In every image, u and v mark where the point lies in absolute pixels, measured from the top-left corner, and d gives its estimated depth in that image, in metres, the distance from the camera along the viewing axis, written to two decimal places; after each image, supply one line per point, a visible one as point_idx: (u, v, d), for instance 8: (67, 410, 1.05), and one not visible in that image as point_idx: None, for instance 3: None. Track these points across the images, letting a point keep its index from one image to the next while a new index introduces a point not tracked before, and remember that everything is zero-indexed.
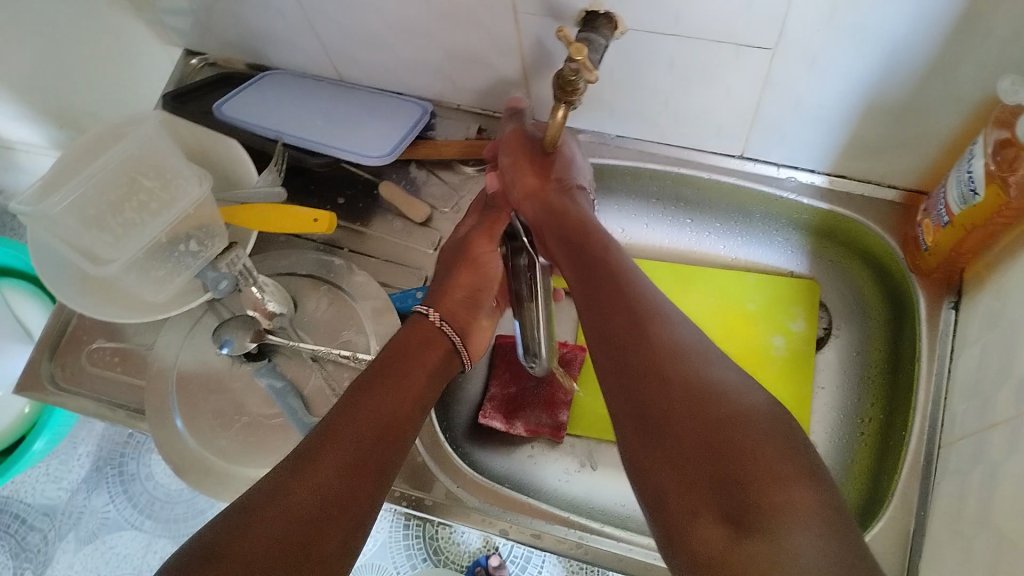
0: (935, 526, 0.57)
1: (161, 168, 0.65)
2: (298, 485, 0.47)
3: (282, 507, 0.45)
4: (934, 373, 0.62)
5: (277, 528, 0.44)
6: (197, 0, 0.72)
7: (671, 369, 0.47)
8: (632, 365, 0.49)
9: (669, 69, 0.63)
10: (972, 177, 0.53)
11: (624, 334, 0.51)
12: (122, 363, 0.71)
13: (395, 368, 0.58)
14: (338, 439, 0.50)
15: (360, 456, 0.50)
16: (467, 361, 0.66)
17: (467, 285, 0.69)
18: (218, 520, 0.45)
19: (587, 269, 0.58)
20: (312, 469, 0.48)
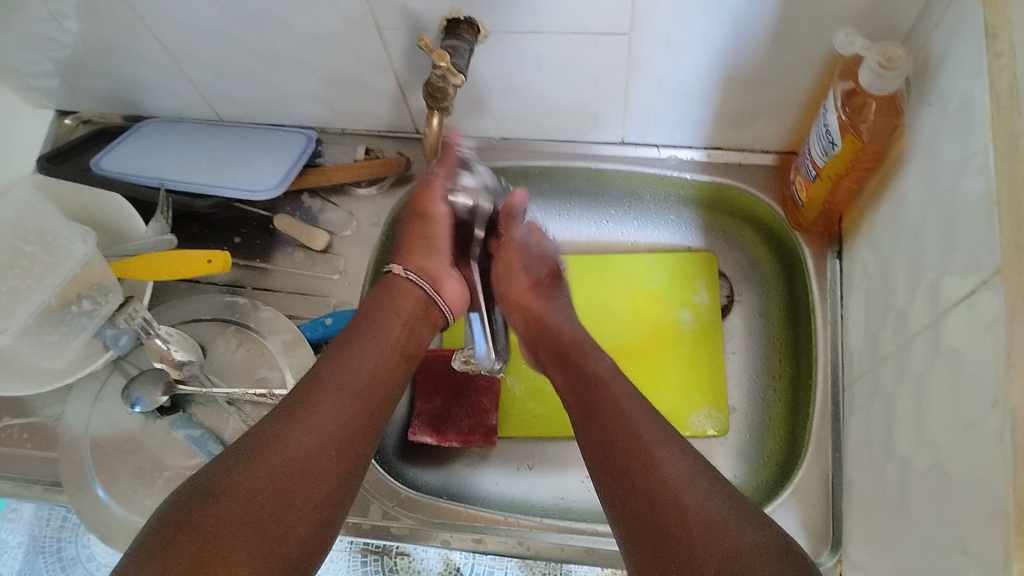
0: (852, 465, 0.62)
1: (41, 229, 0.62)
2: (296, 431, 0.51)
3: (274, 460, 0.49)
4: (829, 320, 0.68)
5: (268, 478, 0.48)
6: (62, 61, 0.72)
7: (673, 476, 0.49)
8: (630, 471, 0.51)
9: (538, 66, 0.65)
10: (828, 131, 0.59)
11: (624, 442, 0.52)
12: (32, 439, 0.70)
13: (372, 334, 0.62)
14: (326, 400, 0.54)
15: (346, 418, 0.55)
16: (445, 310, 0.69)
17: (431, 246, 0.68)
18: (221, 458, 0.50)
19: (575, 373, 0.61)
20: (300, 423, 0.52)
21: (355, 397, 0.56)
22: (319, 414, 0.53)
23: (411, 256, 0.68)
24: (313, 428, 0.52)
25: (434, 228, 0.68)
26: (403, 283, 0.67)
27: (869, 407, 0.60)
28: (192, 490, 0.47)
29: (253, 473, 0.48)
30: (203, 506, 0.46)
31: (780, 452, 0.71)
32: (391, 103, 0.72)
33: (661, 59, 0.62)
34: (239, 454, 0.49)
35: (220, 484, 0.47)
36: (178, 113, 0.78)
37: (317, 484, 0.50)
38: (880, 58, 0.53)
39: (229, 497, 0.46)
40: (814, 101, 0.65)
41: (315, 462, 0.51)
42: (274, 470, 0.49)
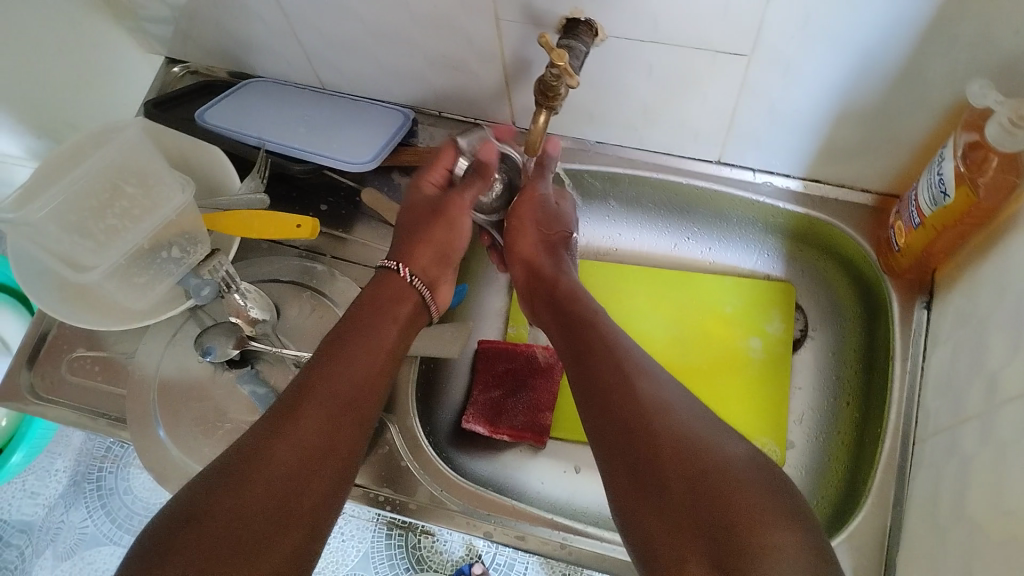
0: (911, 521, 0.61)
1: (144, 173, 0.63)
2: (280, 441, 0.49)
3: (260, 471, 0.47)
4: (908, 371, 0.66)
5: (257, 495, 0.46)
6: (180, 9, 0.74)
7: (643, 403, 0.50)
8: (610, 399, 0.52)
9: (650, 75, 0.64)
10: (942, 179, 0.57)
11: (629, 417, 0.49)
12: (103, 372, 0.71)
13: (361, 337, 0.58)
14: (313, 411, 0.52)
15: (331, 424, 0.52)
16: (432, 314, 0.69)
17: (438, 244, 0.70)
18: (200, 478, 0.47)
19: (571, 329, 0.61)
20: (283, 437, 0.49)
21: (341, 406, 0.53)
22: (302, 424, 0.51)
23: (416, 257, 0.68)
24: (296, 441, 0.49)
25: (450, 235, 0.71)
26: (403, 284, 0.65)
27: (941, 466, 0.59)
28: (175, 516, 0.44)
29: (236, 491, 0.45)
30: (183, 533, 0.42)
31: (837, 495, 0.69)
32: (493, 93, 0.72)
33: (775, 84, 0.61)
34: (220, 471, 0.47)
35: (204, 505, 0.44)
36: (282, 75, 0.79)
37: (302, 501, 0.47)
38: (1012, 114, 0.51)
39: (213, 522, 0.43)
40: (927, 147, 0.63)
41: (302, 469, 0.49)
42: (259, 489, 0.46)
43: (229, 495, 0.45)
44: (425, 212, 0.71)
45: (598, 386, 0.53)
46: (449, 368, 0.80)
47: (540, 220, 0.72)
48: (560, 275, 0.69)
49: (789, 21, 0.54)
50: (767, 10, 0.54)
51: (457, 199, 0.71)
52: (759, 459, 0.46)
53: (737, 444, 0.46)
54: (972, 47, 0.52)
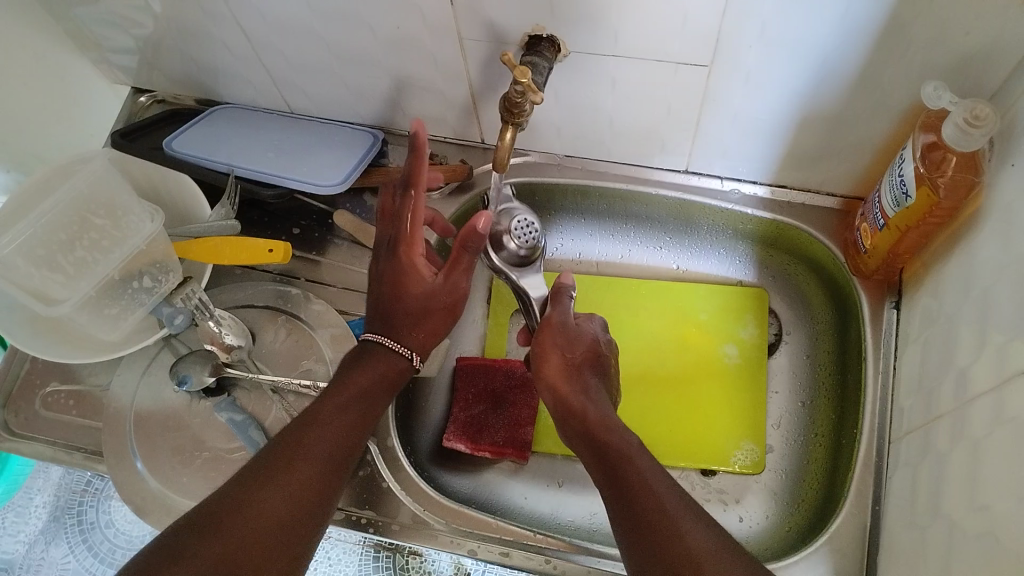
0: (890, 521, 0.61)
1: (112, 204, 0.63)
2: (259, 500, 0.47)
3: (232, 530, 0.45)
4: (881, 371, 0.67)
5: (227, 553, 0.44)
6: (144, 38, 0.74)
7: (693, 543, 0.45)
8: (650, 536, 0.47)
9: (614, 88, 0.65)
10: (904, 181, 0.58)
11: (650, 514, 0.48)
12: (78, 406, 0.71)
13: (346, 403, 0.57)
14: (291, 471, 0.50)
15: (311, 488, 0.51)
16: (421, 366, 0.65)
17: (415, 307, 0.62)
18: (175, 528, 0.46)
19: (598, 443, 0.55)
20: (264, 486, 0.49)
21: (321, 469, 0.52)
22: (284, 476, 0.50)
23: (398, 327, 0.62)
24: (275, 491, 0.49)
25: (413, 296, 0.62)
26: (388, 355, 0.62)
27: (917, 463, 0.59)
28: (150, 560, 0.43)
29: (208, 546, 0.44)
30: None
31: (818, 497, 0.70)
32: (460, 111, 0.73)
33: (738, 93, 0.62)
34: (195, 525, 0.45)
35: (180, 555, 0.43)
36: (250, 100, 0.79)
37: (275, 554, 0.46)
38: (966, 114, 0.52)
39: (184, 570, 0.42)
40: (889, 149, 0.64)
41: (275, 532, 0.47)
42: (236, 540, 0.45)
43: (199, 552, 0.44)
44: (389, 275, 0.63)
45: (637, 506, 0.49)
46: (427, 388, 0.80)
47: (561, 346, 0.63)
48: (588, 405, 0.58)
49: (747, 30, 0.55)
50: (724, 20, 0.55)
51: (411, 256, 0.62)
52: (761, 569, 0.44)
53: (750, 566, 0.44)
54: (924, 49, 0.53)
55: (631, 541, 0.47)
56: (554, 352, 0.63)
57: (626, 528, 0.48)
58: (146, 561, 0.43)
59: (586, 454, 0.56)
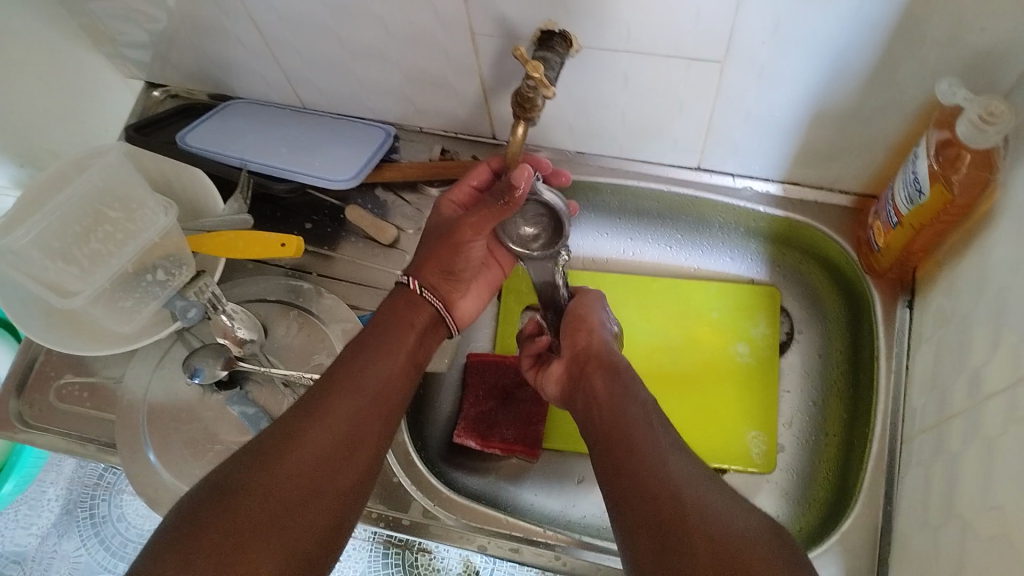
0: (902, 521, 0.61)
1: (126, 197, 0.63)
2: (312, 428, 0.51)
3: (290, 455, 0.49)
4: (894, 370, 0.67)
5: (289, 477, 0.48)
6: (158, 33, 0.74)
7: (684, 500, 0.47)
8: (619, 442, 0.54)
9: (626, 84, 0.65)
10: (917, 178, 0.58)
11: (620, 421, 0.55)
12: (92, 398, 0.71)
13: (389, 338, 0.60)
14: (336, 401, 0.54)
15: (360, 414, 0.54)
16: (454, 330, 0.68)
17: (443, 266, 0.63)
18: (234, 460, 0.49)
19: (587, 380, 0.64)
20: (315, 422, 0.52)
21: (370, 396, 0.55)
22: (330, 415, 0.52)
23: (426, 271, 0.63)
24: (326, 428, 0.52)
25: (459, 259, 0.63)
26: (416, 297, 0.63)
27: (929, 463, 0.59)
28: (210, 488, 0.47)
29: (268, 471, 0.48)
30: (214, 508, 0.45)
31: (829, 496, 0.70)
32: (472, 106, 0.73)
33: (751, 90, 0.62)
34: (253, 457, 0.49)
35: (241, 485, 0.46)
36: (263, 95, 0.80)
37: (332, 485, 0.50)
38: (981, 111, 0.52)
39: (249, 492, 0.46)
40: (902, 146, 0.64)
41: (331, 454, 0.50)
42: (292, 471, 0.48)
43: (260, 476, 0.47)
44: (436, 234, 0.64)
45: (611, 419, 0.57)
46: (438, 385, 0.80)
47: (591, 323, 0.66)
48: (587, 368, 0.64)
49: (760, 27, 0.55)
50: (738, 18, 0.55)
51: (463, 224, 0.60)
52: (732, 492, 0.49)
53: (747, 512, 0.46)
54: (938, 46, 0.53)
55: (623, 489, 0.50)
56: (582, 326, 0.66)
57: (619, 478, 0.52)
58: (207, 490, 0.46)
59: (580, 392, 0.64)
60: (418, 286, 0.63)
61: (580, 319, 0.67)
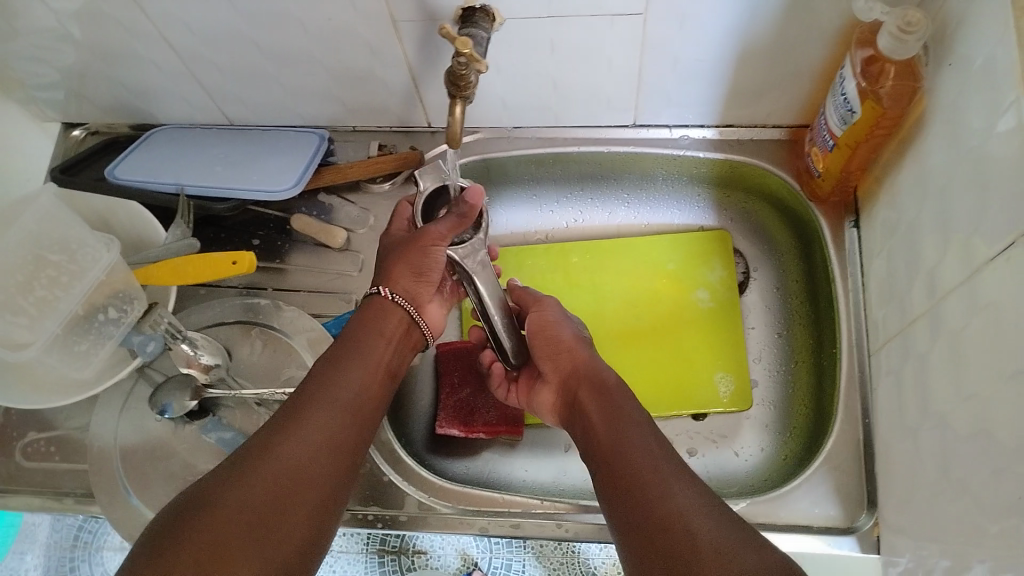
0: (881, 431, 0.63)
1: (65, 239, 0.60)
2: (286, 445, 0.49)
3: (264, 471, 0.47)
4: (851, 289, 0.69)
5: (264, 493, 0.46)
6: (69, 69, 0.72)
7: (694, 527, 0.44)
8: (630, 476, 0.50)
9: (553, 50, 0.65)
10: (847, 99, 0.60)
11: (633, 448, 0.53)
12: (60, 451, 0.69)
13: (362, 352, 0.58)
14: (313, 417, 0.52)
15: (334, 432, 0.52)
16: (427, 335, 0.66)
17: (411, 272, 0.63)
18: (209, 475, 0.47)
19: (607, 403, 0.58)
20: (290, 438, 0.50)
21: (343, 413, 0.54)
22: (304, 432, 0.50)
23: (397, 279, 0.62)
24: (301, 443, 0.50)
25: (428, 262, 0.62)
26: (388, 304, 0.62)
27: (899, 370, 0.61)
28: (185, 504, 0.44)
29: (243, 487, 0.46)
30: (190, 518, 0.43)
31: (808, 420, 0.71)
32: (403, 96, 0.72)
33: (676, 38, 0.63)
34: (227, 473, 0.46)
35: (216, 497, 0.45)
36: (188, 118, 0.78)
37: (304, 501, 0.48)
38: (899, 22, 0.54)
39: (224, 510, 0.44)
40: (827, 72, 0.66)
41: (305, 472, 0.49)
42: (264, 487, 0.46)
43: (237, 492, 0.45)
44: (403, 243, 0.63)
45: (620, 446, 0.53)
46: (412, 378, 0.80)
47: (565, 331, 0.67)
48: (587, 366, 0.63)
49: None
50: None
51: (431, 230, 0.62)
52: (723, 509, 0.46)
53: (751, 531, 0.44)
54: None
55: (634, 522, 0.48)
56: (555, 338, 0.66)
57: (628, 511, 0.48)
58: (176, 508, 0.44)
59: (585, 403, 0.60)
60: (390, 293, 0.62)
61: (552, 339, 0.66)
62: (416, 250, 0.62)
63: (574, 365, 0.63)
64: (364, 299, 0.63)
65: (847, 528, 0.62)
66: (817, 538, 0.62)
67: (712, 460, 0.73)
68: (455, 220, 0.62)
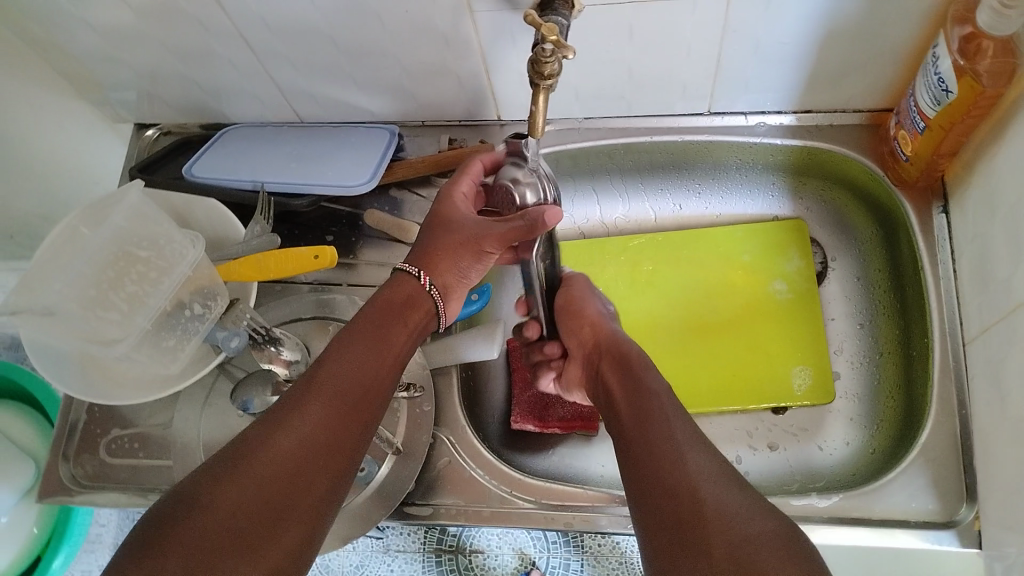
0: (980, 422, 0.61)
1: (155, 236, 0.61)
2: (282, 436, 0.47)
3: (258, 468, 0.45)
4: (941, 276, 0.67)
5: (255, 492, 0.45)
6: (145, 69, 0.73)
7: (703, 491, 0.44)
8: (646, 439, 0.50)
9: (631, 38, 0.64)
10: (941, 78, 0.58)
11: (649, 411, 0.52)
12: (144, 448, 0.69)
13: (373, 337, 0.56)
14: (314, 407, 0.50)
15: (338, 422, 0.50)
16: (443, 323, 0.64)
17: (450, 261, 0.61)
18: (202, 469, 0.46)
19: (629, 373, 0.58)
20: (286, 430, 0.48)
21: (348, 401, 0.51)
22: (304, 423, 0.49)
23: (437, 269, 0.61)
24: (298, 435, 0.48)
25: (467, 257, 0.61)
26: (417, 288, 0.61)
27: (1000, 358, 0.59)
28: (172, 504, 0.44)
29: (233, 486, 0.44)
30: (176, 526, 0.42)
31: (897, 412, 0.70)
32: (474, 88, 0.72)
33: (758, 21, 0.61)
34: (218, 470, 0.45)
35: (207, 496, 0.44)
36: (259, 116, 0.78)
37: (300, 495, 0.46)
38: None
39: (210, 512, 0.43)
40: (914, 53, 0.64)
41: (301, 465, 0.47)
42: (255, 484, 0.45)
43: (225, 491, 0.44)
44: (454, 227, 0.62)
45: (641, 409, 0.53)
46: (485, 373, 0.79)
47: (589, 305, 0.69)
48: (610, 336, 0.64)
49: None
50: None
51: (492, 230, 0.60)
52: (736, 480, 0.45)
53: (764, 517, 0.42)
54: None
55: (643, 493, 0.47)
56: (578, 309, 0.68)
57: (638, 473, 0.48)
58: (164, 508, 0.43)
59: (606, 371, 0.61)
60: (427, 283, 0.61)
61: (576, 314, 0.68)
62: (467, 241, 0.61)
63: (595, 341, 0.65)
64: (393, 274, 0.62)
65: (947, 522, 0.60)
66: (915, 533, 0.60)
67: (797, 453, 0.71)
68: (523, 228, 0.58)
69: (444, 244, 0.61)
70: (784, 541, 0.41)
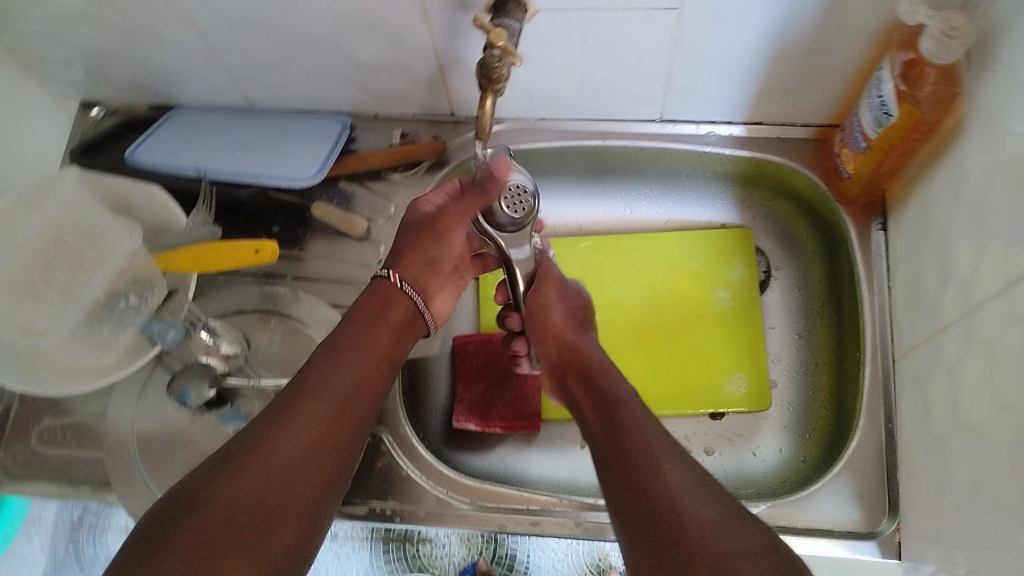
0: (905, 437, 0.63)
1: (87, 225, 0.59)
2: (279, 435, 0.49)
3: (257, 465, 0.47)
4: (877, 292, 0.68)
5: (255, 488, 0.46)
6: (88, 48, 0.71)
7: (686, 507, 0.45)
8: (625, 456, 0.50)
9: (584, 44, 0.64)
10: (883, 100, 0.59)
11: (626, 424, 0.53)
12: (76, 437, 0.68)
13: (363, 341, 0.58)
14: (309, 406, 0.51)
15: (333, 423, 0.52)
16: (432, 325, 0.69)
17: (423, 256, 0.66)
18: (201, 467, 0.47)
19: (596, 386, 0.59)
20: (283, 429, 0.49)
21: (342, 402, 0.53)
22: (301, 422, 0.50)
23: (407, 266, 0.66)
24: (296, 434, 0.49)
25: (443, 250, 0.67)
26: (394, 291, 0.64)
27: (927, 376, 0.61)
28: (174, 500, 0.44)
29: (233, 483, 0.45)
30: (179, 523, 0.43)
31: (829, 423, 0.71)
32: (427, 84, 0.71)
33: (710, 34, 0.61)
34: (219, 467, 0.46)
35: (208, 492, 0.45)
36: (208, 101, 0.77)
37: (299, 492, 0.48)
38: (942, 26, 0.53)
39: (212, 507, 0.44)
40: (861, 72, 0.65)
41: (300, 464, 0.48)
42: (256, 481, 0.46)
43: (226, 487, 0.45)
44: (417, 224, 0.66)
45: (618, 420, 0.54)
46: (430, 370, 0.79)
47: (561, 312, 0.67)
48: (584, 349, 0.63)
49: None
50: None
51: (451, 213, 0.65)
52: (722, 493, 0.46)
53: (746, 524, 0.43)
54: None
55: (625, 504, 0.48)
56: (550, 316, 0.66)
57: (620, 488, 0.49)
58: (167, 504, 0.44)
59: (577, 392, 0.60)
60: (399, 279, 0.65)
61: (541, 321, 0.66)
62: (434, 235, 0.66)
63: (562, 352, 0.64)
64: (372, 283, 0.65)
65: (868, 533, 0.62)
66: (838, 542, 0.62)
67: (731, 460, 0.73)
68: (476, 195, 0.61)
69: (416, 242, 0.66)
70: (767, 547, 0.42)
